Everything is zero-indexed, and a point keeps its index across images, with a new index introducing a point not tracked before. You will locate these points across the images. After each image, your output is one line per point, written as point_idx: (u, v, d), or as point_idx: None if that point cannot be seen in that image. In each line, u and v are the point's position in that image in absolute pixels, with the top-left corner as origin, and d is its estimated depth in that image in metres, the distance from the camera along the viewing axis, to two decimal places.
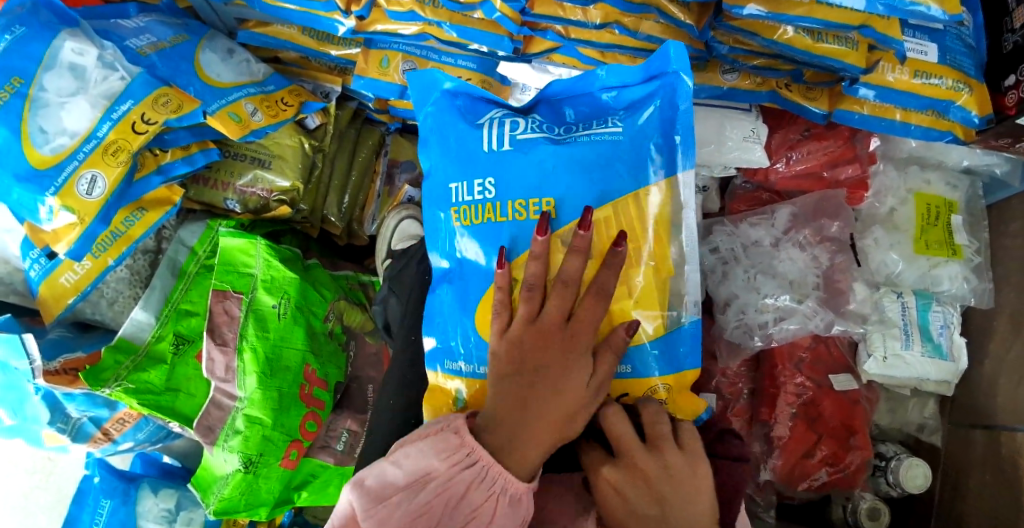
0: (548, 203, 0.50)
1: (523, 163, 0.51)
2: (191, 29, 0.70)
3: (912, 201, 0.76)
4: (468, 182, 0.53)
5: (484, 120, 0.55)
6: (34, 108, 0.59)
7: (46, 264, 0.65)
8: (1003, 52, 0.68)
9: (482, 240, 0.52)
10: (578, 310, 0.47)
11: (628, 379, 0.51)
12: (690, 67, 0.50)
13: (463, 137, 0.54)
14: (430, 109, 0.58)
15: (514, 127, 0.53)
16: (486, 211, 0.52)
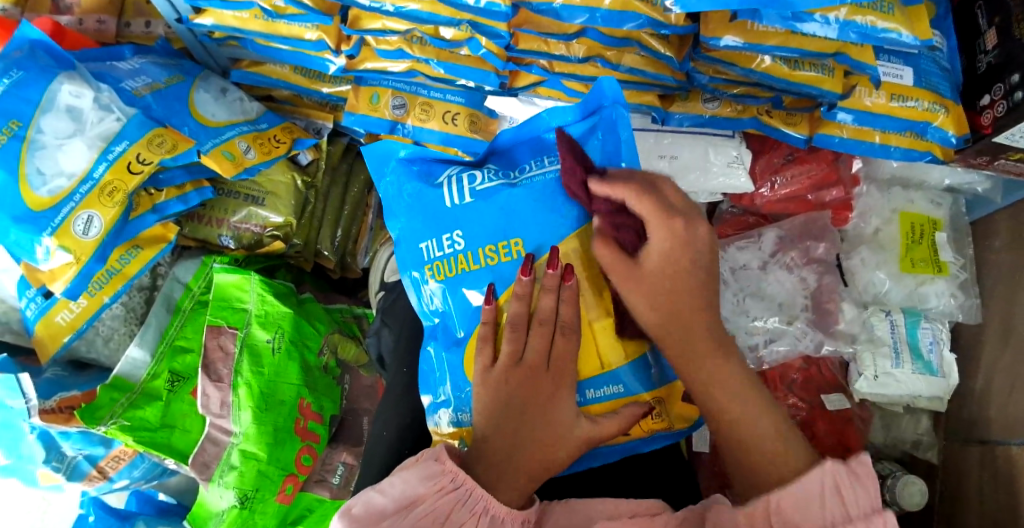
0: (516, 245, 0.54)
1: (487, 212, 0.55)
2: (185, 69, 0.72)
3: (897, 220, 0.78)
4: (437, 239, 0.57)
5: (442, 179, 0.59)
6: (31, 150, 0.60)
7: (43, 303, 0.66)
8: (977, 72, 0.70)
9: (461, 288, 0.55)
10: (553, 352, 0.50)
11: (619, 398, 0.53)
12: (624, 96, 0.55)
13: (425, 200, 0.58)
14: (389, 178, 0.63)
15: (471, 181, 0.57)
16: (459, 262, 0.55)
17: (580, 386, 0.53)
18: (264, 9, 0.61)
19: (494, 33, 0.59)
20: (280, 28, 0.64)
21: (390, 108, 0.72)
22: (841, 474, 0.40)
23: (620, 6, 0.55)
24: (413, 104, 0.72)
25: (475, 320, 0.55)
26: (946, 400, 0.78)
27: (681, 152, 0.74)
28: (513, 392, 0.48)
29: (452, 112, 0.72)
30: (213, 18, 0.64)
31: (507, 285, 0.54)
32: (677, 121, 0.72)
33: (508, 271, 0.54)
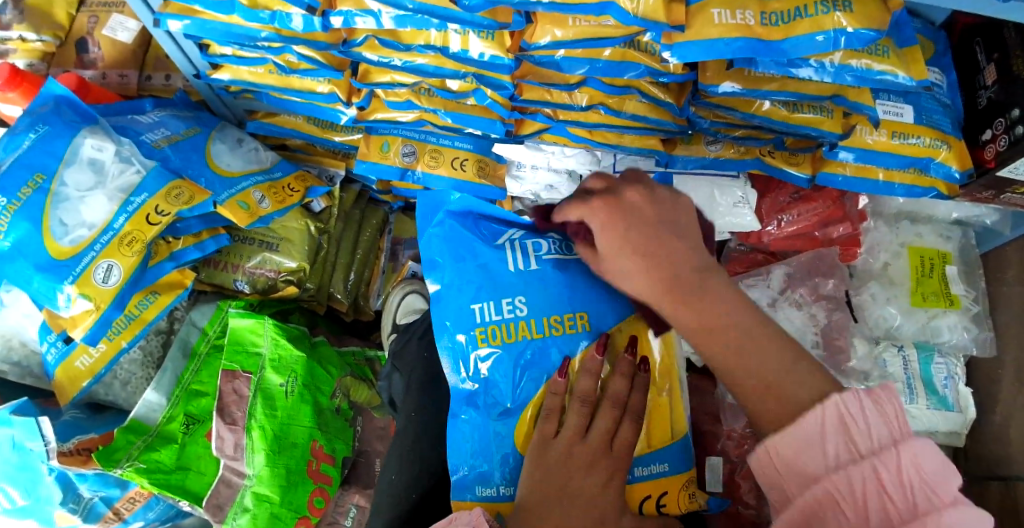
0: (580, 318, 0.56)
1: (552, 282, 0.57)
2: (202, 122, 0.75)
3: (905, 255, 0.78)
4: (495, 302, 0.56)
5: (502, 241, 0.59)
6: (55, 202, 0.62)
7: (63, 348, 0.68)
8: (978, 107, 0.71)
9: (517, 357, 0.54)
10: (618, 436, 0.47)
11: (667, 477, 0.53)
12: None
13: (486, 262, 0.58)
14: (434, 230, 0.61)
15: (537, 247, 0.59)
16: (519, 328, 0.55)
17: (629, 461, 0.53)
18: (277, 65, 0.64)
19: (499, 84, 0.62)
20: (293, 82, 0.66)
21: (400, 155, 0.74)
22: (844, 405, 0.37)
23: (619, 56, 0.57)
24: (423, 151, 0.74)
25: (533, 387, 0.54)
26: (963, 434, 0.77)
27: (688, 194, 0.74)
28: (567, 468, 0.45)
29: (461, 157, 0.75)
30: (229, 73, 0.67)
31: (569, 358, 0.54)
32: (681, 164, 0.73)
33: (573, 342, 0.55)
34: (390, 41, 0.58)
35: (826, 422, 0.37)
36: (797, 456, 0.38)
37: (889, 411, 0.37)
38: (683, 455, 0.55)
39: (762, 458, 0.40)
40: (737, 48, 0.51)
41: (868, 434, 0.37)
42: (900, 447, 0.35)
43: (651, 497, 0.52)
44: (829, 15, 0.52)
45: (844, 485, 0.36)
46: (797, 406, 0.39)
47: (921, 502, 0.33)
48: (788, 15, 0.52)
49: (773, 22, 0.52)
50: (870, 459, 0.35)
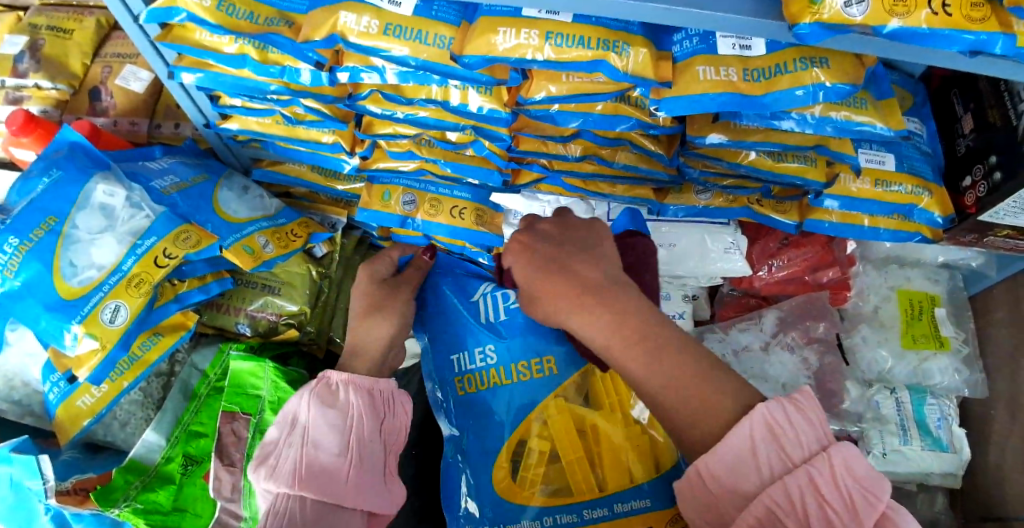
0: (547, 362, 0.61)
1: (521, 330, 0.63)
2: (210, 168, 0.77)
3: (894, 298, 0.79)
4: (471, 353, 0.63)
5: (477, 295, 0.67)
6: (66, 244, 0.64)
7: (66, 387, 0.68)
8: (958, 155, 0.73)
9: (495, 399, 0.61)
10: (572, 469, 0.56)
11: (648, 512, 0.54)
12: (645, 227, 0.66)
13: (458, 317, 0.65)
14: (428, 289, 0.68)
15: (506, 299, 0.66)
16: (492, 375, 0.62)
17: (580, 505, 0.55)
18: (285, 116, 0.66)
19: (496, 136, 0.64)
20: (300, 132, 0.69)
21: (400, 204, 0.76)
22: (776, 415, 0.35)
23: (612, 110, 0.59)
24: (423, 200, 0.76)
25: (513, 425, 0.59)
26: (960, 475, 0.78)
27: (679, 240, 0.77)
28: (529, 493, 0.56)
29: (459, 207, 0.77)
30: (238, 123, 0.70)
31: (536, 400, 0.60)
32: (672, 212, 0.75)
33: (541, 383, 0.60)
34: (393, 96, 0.60)
35: (756, 433, 0.35)
36: (731, 474, 0.34)
37: (810, 413, 0.36)
38: (655, 493, 0.55)
39: (695, 481, 0.36)
40: (721, 103, 0.54)
41: (798, 441, 0.35)
42: (830, 452, 0.34)
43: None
44: (808, 71, 0.54)
45: (782, 498, 0.33)
46: (725, 425, 0.36)
47: (862, 507, 0.32)
48: (768, 71, 0.55)
49: (755, 78, 0.55)
50: (805, 466, 0.33)
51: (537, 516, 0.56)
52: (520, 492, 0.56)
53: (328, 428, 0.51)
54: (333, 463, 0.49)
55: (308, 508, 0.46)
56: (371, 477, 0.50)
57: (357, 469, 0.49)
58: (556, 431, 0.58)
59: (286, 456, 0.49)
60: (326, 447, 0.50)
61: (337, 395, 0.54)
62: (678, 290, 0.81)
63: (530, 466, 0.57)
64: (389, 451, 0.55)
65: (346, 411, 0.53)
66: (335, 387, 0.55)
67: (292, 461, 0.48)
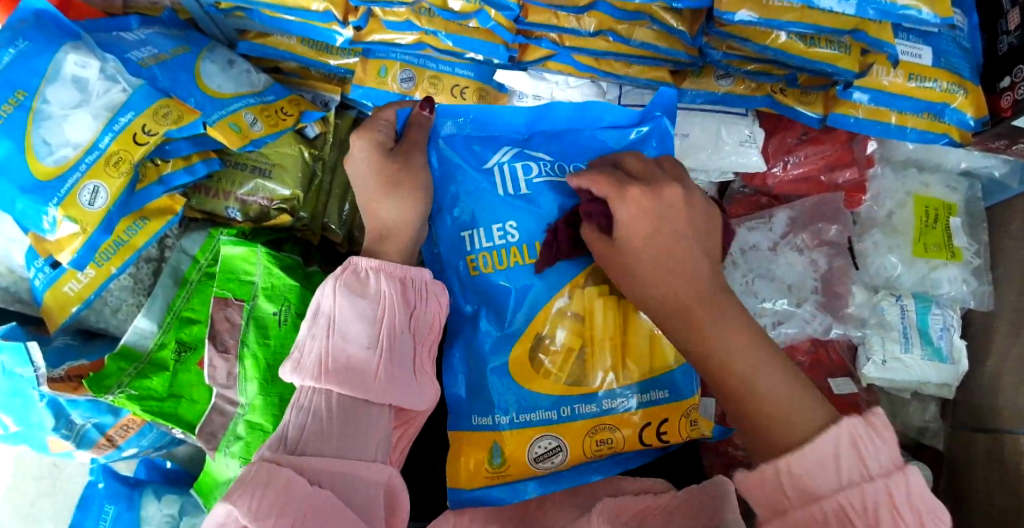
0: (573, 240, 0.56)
1: (547, 204, 0.56)
2: (191, 40, 0.71)
3: (910, 204, 0.76)
4: (486, 230, 0.57)
5: (492, 164, 0.58)
6: (37, 121, 0.60)
7: (50, 273, 0.66)
8: (999, 53, 0.68)
9: (512, 281, 0.56)
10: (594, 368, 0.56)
11: (666, 403, 0.56)
12: (674, 112, 0.59)
13: (472, 189, 0.58)
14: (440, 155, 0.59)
15: (527, 171, 0.57)
16: (512, 254, 0.56)
17: (599, 395, 0.55)
18: None
19: (504, 5, 0.58)
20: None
21: (398, 81, 0.71)
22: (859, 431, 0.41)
23: None
24: (422, 77, 0.71)
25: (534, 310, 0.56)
26: (954, 387, 0.77)
27: (693, 130, 0.72)
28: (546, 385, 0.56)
29: (461, 85, 0.72)
30: None
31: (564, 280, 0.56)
32: (689, 97, 0.71)
33: (562, 264, 0.56)
34: None
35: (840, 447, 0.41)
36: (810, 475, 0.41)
37: (888, 435, 0.41)
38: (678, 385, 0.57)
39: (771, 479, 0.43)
40: None
41: (877, 457, 0.40)
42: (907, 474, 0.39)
43: (650, 424, 0.56)
44: None
45: (856, 502, 0.39)
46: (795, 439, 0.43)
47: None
48: None
49: None
50: (882, 480, 0.39)
51: (554, 406, 0.55)
52: (543, 382, 0.55)
53: (356, 320, 0.49)
54: (362, 356, 0.48)
55: (334, 402, 0.46)
56: (397, 373, 0.49)
57: (387, 363, 0.49)
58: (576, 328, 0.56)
59: (311, 347, 0.48)
60: (355, 339, 0.48)
61: (366, 284, 0.52)
62: None
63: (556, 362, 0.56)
64: (421, 344, 0.54)
65: (377, 302, 0.50)
66: (364, 276, 0.52)
67: (317, 352, 0.47)
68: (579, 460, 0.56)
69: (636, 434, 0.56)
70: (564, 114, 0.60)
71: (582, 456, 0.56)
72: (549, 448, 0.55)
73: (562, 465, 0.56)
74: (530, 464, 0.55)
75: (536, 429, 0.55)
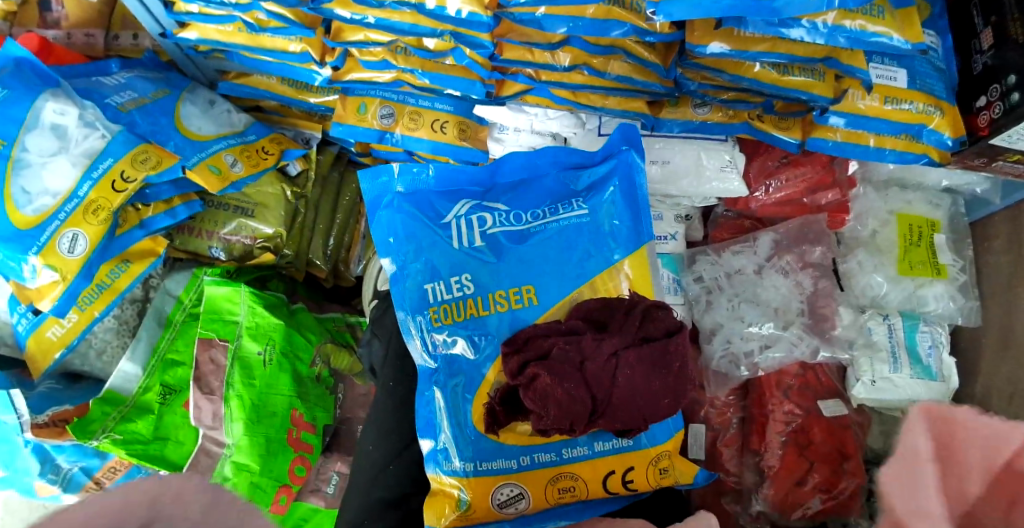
0: (527, 291, 0.55)
1: (504, 254, 0.56)
2: (172, 83, 0.72)
3: (893, 222, 0.77)
4: (445, 281, 0.56)
5: (450, 218, 0.58)
6: (16, 169, 0.59)
7: (33, 319, 0.65)
8: (973, 73, 0.68)
9: (469, 334, 0.54)
10: None
11: (631, 451, 0.53)
12: (639, 149, 0.61)
13: (433, 241, 0.57)
14: (386, 212, 0.60)
15: (482, 222, 0.57)
16: (468, 306, 0.55)
17: (560, 444, 0.52)
18: (247, 23, 0.60)
19: (476, 43, 0.59)
20: (264, 41, 0.63)
21: (377, 117, 0.72)
22: None
23: (604, 14, 0.54)
24: (402, 113, 0.73)
25: (494, 358, 0.54)
26: (946, 402, 0.77)
27: (674, 157, 0.73)
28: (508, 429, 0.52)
29: (441, 120, 0.73)
30: (197, 32, 0.64)
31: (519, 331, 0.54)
32: (667, 127, 0.72)
33: (519, 315, 0.54)
34: None
35: None
36: None
37: None
38: (647, 433, 0.53)
39: None
40: (727, 7, 0.48)
41: None
42: None
43: (615, 471, 0.53)
44: None
45: None
46: None
47: None
48: None
49: None
50: None
51: (514, 455, 0.52)
52: (506, 432, 0.53)
53: None
54: None
55: None
56: None
57: None
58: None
59: None
60: None
61: None
62: (672, 211, 0.77)
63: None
64: None
65: None
66: None
67: None
68: (542, 509, 0.53)
69: (599, 483, 0.53)
70: (521, 164, 0.63)
71: (546, 504, 0.53)
72: (512, 495, 0.52)
73: (526, 512, 0.53)
74: (493, 510, 0.52)
75: (497, 477, 0.52)
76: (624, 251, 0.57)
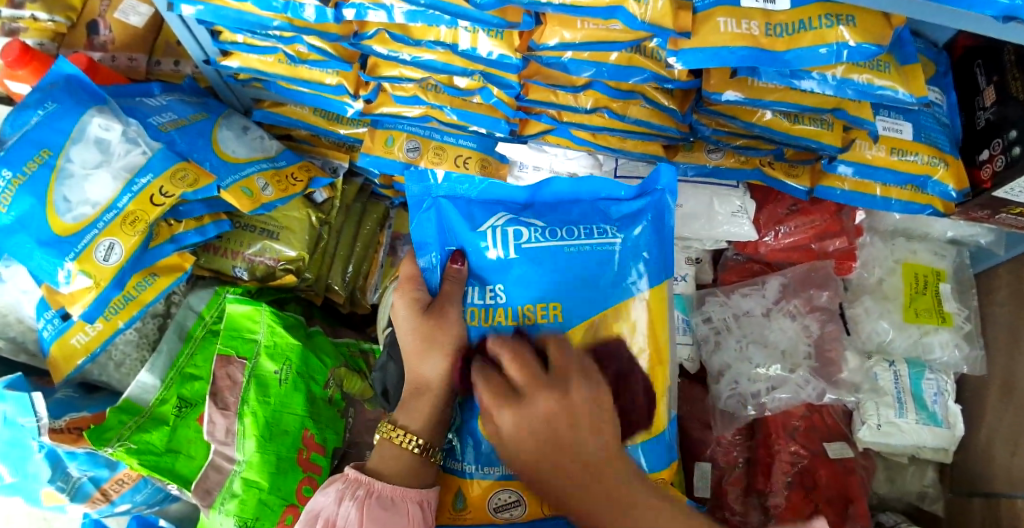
0: (555, 306, 0.55)
1: (535, 271, 0.56)
2: (209, 108, 0.75)
3: (899, 271, 0.79)
4: (481, 287, 0.57)
5: (485, 228, 0.59)
6: (60, 179, 0.62)
7: (59, 325, 0.67)
8: (977, 128, 0.71)
9: (496, 341, 0.54)
10: None
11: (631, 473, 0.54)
12: (675, 189, 0.61)
13: (470, 248, 0.58)
14: (425, 213, 0.62)
15: (518, 235, 0.57)
16: (497, 314, 0.55)
17: None
18: (288, 55, 0.63)
19: (504, 83, 0.61)
20: (302, 72, 0.66)
21: (404, 151, 0.75)
22: None
23: (626, 61, 0.56)
24: (427, 148, 0.76)
25: None
26: (951, 451, 0.77)
27: (687, 201, 0.76)
28: None
29: (464, 155, 0.76)
30: (239, 61, 0.67)
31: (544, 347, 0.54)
32: (682, 170, 0.75)
33: (547, 329, 0.55)
34: (401, 36, 0.57)
35: None
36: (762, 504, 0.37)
37: None
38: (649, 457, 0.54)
39: None
40: (741, 57, 0.50)
41: None
42: None
43: None
44: (832, 28, 0.51)
45: None
46: None
47: None
48: (792, 27, 0.51)
49: (777, 33, 0.51)
50: None
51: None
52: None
53: None
54: None
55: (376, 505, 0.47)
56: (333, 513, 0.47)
57: None
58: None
59: None
60: None
61: None
62: (683, 253, 0.79)
63: None
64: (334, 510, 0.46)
65: None
66: None
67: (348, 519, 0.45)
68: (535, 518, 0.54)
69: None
70: (561, 188, 0.63)
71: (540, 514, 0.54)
72: (508, 501, 0.54)
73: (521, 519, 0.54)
74: (488, 514, 0.54)
75: (496, 483, 0.54)
76: (649, 283, 0.57)
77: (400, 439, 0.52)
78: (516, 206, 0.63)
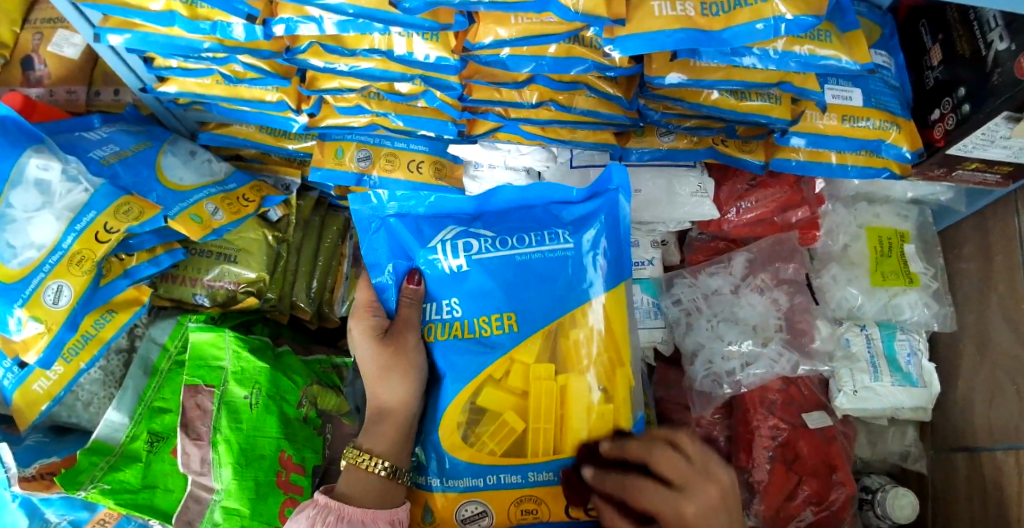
0: (509, 316, 0.56)
1: (487, 283, 0.57)
2: (153, 135, 0.74)
3: (864, 236, 0.79)
4: (437, 303, 0.58)
5: (436, 242, 0.59)
6: (0, 225, 0.60)
7: (19, 373, 0.64)
8: (927, 87, 0.71)
9: (453, 355, 0.56)
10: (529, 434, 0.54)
11: None
12: (627, 188, 0.61)
13: (422, 263, 0.59)
14: (375, 233, 0.62)
15: (468, 247, 0.58)
16: (453, 328, 0.57)
17: (526, 467, 0.54)
18: (224, 76, 0.62)
19: (445, 85, 0.61)
20: (242, 92, 0.65)
21: (355, 161, 0.75)
22: None
23: (564, 53, 0.56)
24: (379, 155, 0.75)
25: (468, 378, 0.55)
26: (929, 409, 0.78)
27: (644, 186, 0.76)
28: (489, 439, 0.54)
29: (417, 160, 0.75)
30: (177, 86, 0.66)
31: (500, 358, 0.55)
32: (636, 155, 0.75)
33: (503, 340, 0.56)
34: (334, 47, 0.56)
35: None
36: None
37: None
38: None
39: None
40: (679, 40, 0.50)
41: None
42: None
43: (578, 496, 0.54)
44: (767, 3, 0.50)
45: None
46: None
47: None
48: (728, 4, 0.51)
49: (713, 12, 0.51)
50: None
51: (480, 475, 0.54)
52: (469, 452, 0.54)
53: None
54: None
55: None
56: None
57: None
58: (506, 392, 0.55)
59: None
60: None
61: None
62: (648, 237, 0.79)
63: (494, 438, 0.54)
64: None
65: None
66: None
67: None
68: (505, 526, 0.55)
69: (562, 507, 0.55)
70: (510, 196, 0.62)
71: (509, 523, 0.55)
72: (476, 512, 0.54)
73: None
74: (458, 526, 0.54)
75: (463, 495, 0.54)
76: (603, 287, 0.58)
77: (367, 463, 0.53)
78: (466, 217, 0.62)
